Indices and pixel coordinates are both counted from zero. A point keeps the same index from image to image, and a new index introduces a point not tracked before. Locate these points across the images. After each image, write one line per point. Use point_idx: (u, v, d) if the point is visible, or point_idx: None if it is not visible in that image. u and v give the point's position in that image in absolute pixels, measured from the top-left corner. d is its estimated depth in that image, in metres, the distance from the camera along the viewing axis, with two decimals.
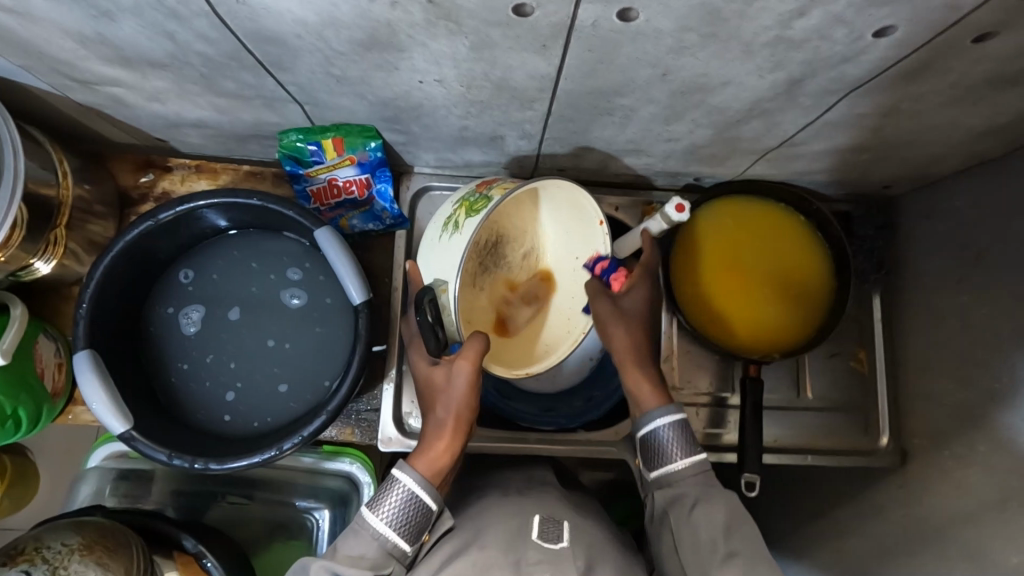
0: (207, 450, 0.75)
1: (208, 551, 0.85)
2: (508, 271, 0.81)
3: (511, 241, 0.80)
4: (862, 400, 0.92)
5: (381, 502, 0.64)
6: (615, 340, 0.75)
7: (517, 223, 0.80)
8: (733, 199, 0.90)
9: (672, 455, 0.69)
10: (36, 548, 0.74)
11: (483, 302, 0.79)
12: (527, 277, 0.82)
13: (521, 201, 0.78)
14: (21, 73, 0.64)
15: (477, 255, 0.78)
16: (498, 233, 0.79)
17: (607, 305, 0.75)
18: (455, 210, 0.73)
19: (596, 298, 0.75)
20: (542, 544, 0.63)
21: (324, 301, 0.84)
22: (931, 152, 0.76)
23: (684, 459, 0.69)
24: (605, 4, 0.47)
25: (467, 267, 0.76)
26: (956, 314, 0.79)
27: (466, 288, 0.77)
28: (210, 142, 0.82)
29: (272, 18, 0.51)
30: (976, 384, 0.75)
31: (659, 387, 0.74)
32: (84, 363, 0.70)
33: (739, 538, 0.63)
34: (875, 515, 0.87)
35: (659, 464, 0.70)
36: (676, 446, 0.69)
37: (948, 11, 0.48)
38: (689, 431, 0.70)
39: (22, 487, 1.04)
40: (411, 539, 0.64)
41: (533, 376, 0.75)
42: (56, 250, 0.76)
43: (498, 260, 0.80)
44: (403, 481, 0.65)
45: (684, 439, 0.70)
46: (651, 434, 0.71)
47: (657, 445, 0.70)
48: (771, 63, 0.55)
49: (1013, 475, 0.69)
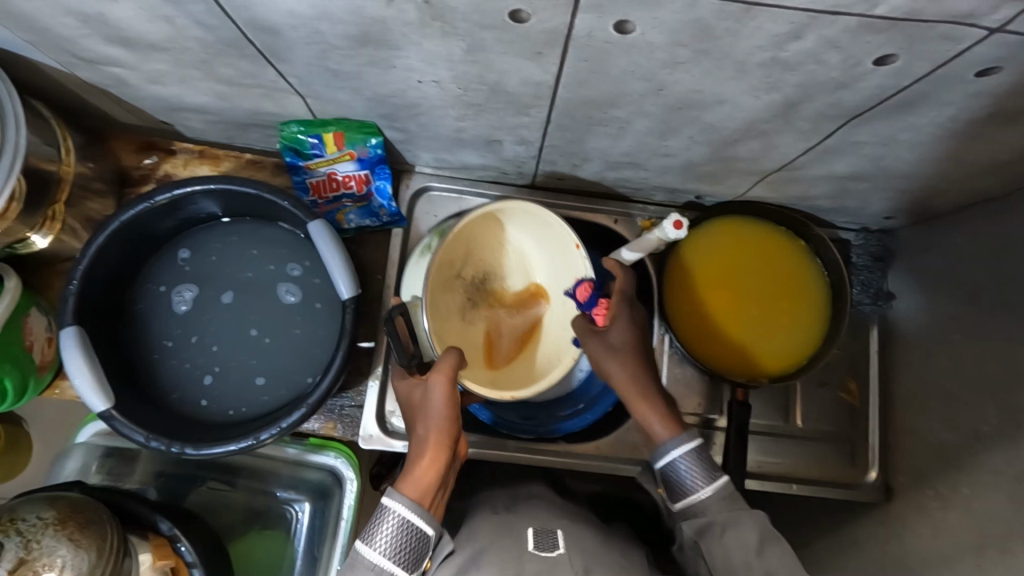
0: (180, 431, 0.75)
1: (182, 535, 0.85)
2: (497, 306, 0.85)
3: (498, 276, 0.85)
4: (851, 433, 0.91)
5: (375, 533, 0.63)
6: (614, 375, 0.74)
7: (502, 260, 0.85)
8: (732, 219, 0.89)
9: (694, 485, 0.66)
10: (9, 520, 0.74)
11: (473, 335, 0.83)
12: (520, 313, 0.85)
13: (502, 238, 0.84)
14: (26, 47, 0.65)
15: (464, 290, 0.83)
16: (484, 270, 0.84)
17: (596, 343, 0.75)
18: (433, 239, 0.84)
19: (587, 336, 0.76)
20: (539, 553, 0.62)
21: (313, 307, 0.83)
22: (933, 186, 0.75)
23: (709, 487, 0.65)
24: (598, 14, 0.46)
25: (452, 300, 0.82)
26: (948, 354, 0.78)
27: (452, 319, 0.82)
28: (212, 129, 0.83)
29: (266, 8, 0.51)
30: (963, 426, 0.74)
31: (669, 415, 0.71)
32: (70, 338, 0.71)
33: (773, 555, 0.61)
34: (850, 548, 0.85)
35: (683, 495, 0.67)
36: (696, 475, 0.66)
37: (947, 42, 0.47)
38: (706, 456, 0.67)
39: (18, 454, 1.06)
40: (409, 566, 0.63)
41: (518, 399, 0.75)
42: (53, 225, 0.77)
43: (487, 295, 0.85)
44: (393, 509, 0.63)
45: (704, 466, 0.67)
46: (669, 466, 0.68)
47: (678, 477, 0.67)
48: (767, 84, 0.55)
49: (992, 522, 0.67)
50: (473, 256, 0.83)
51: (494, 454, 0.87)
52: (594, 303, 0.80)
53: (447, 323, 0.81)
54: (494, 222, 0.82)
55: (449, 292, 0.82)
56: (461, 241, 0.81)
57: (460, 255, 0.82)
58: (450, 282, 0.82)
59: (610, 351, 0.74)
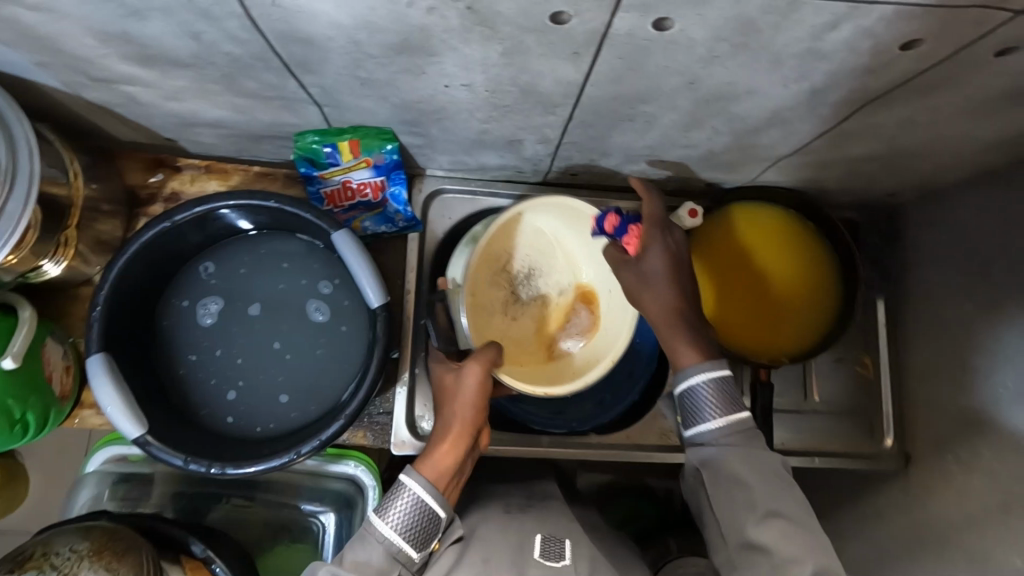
0: (217, 451, 0.75)
1: (216, 556, 0.82)
2: (542, 303, 0.85)
3: (544, 274, 0.86)
4: (866, 405, 0.94)
5: (388, 507, 0.63)
6: (648, 306, 0.73)
7: (547, 259, 0.86)
8: (746, 204, 0.91)
9: (708, 414, 0.68)
10: (43, 555, 0.72)
11: (514, 330, 0.84)
12: (566, 312, 0.85)
13: (547, 237, 0.86)
14: (34, 69, 0.63)
15: (507, 285, 0.85)
16: (529, 266, 0.85)
17: (629, 275, 0.74)
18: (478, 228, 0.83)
19: (618, 265, 0.75)
20: (544, 561, 0.64)
21: (338, 328, 0.83)
22: (938, 163, 0.78)
23: (721, 419, 0.67)
24: (642, 13, 0.47)
25: (495, 295, 0.83)
26: (958, 322, 0.81)
27: (493, 314, 0.83)
28: (222, 142, 0.81)
29: (306, 20, 0.51)
30: (978, 391, 0.77)
31: (699, 345, 0.71)
32: (97, 366, 0.70)
33: (778, 497, 0.63)
34: (876, 518, 0.89)
35: (696, 422, 0.69)
36: (714, 404, 0.68)
37: (976, 26, 0.49)
38: (728, 388, 0.68)
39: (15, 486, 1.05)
40: (418, 545, 0.63)
41: (552, 397, 0.74)
42: (66, 251, 0.75)
43: (532, 291, 0.85)
44: (409, 487, 0.64)
45: (723, 397, 0.68)
46: (688, 392, 0.69)
47: (694, 404, 0.69)
48: (797, 74, 0.56)
49: (1016, 479, 0.70)
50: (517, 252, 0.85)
51: (526, 449, 0.87)
52: (625, 230, 0.77)
53: (487, 315, 0.82)
54: (539, 223, 0.85)
55: (492, 285, 0.83)
56: (503, 237, 0.83)
57: (500, 248, 0.83)
58: (494, 276, 0.83)
59: (643, 281, 0.73)
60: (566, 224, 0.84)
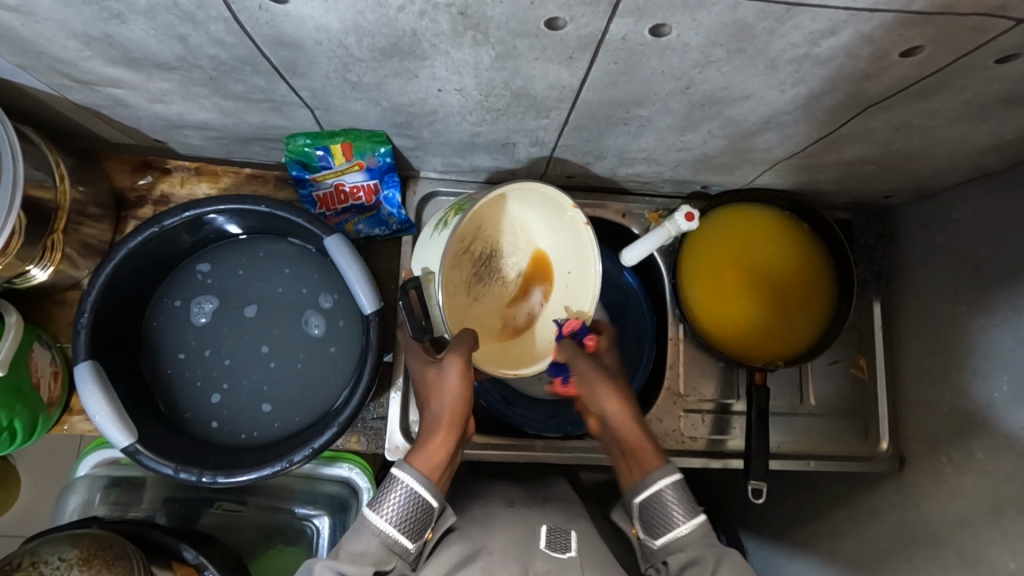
0: (206, 458, 0.74)
1: (208, 562, 0.81)
2: (501, 287, 0.82)
3: (504, 254, 0.82)
4: (860, 405, 0.94)
5: (382, 500, 0.62)
6: (601, 396, 0.74)
7: (512, 241, 0.82)
8: (740, 207, 0.91)
9: (674, 517, 0.65)
10: (32, 564, 0.71)
11: (477, 312, 0.80)
12: (523, 294, 0.82)
13: (516, 221, 0.81)
14: (18, 72, 0.61)
15: (472, 266, 0.80)
16: (492, 246, 0.81)
17: (588, 364, 0.76)
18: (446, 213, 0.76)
19: (575, 357, 0.76)
20: (551, 552, 0.62)
21: (330, 342, 0.82)
22: (935, 166, 0.77)
23: (689, 522, 0.64)
24: (637, 18, 0.47)
25: (459, 277, 0.78)
26: (953, 326, 0.81)
27: (458, 297, 0.78)
28: (210, 144, 0.80)
29: (293, 24, 0.49)
30: (973, 394, 0.77)
31: (656, 448, 0.71)
32: (86, 373, 0.69)
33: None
34: (869, 518, 0.88)
35: (665, 530, 0.65)
36: (679, 510, 0.65)
37: (975, 32, 0.48)
38: (688, 492, 0.67)
39: (3, 493, 1.04)
40: (414, 536, 0.62)
41: (520, 378, 0.75)
42: (53, 255, 0.74)
43: (493, 273, 0.81)
44: (403, 479, 0.63)
45: (686, 500, 0.66)
46: (652, 499, 0.66)
47: (659, 511, 0.66)
48: (794, 78, 0.56)
49: (1010, 483, 0.70)
50: (482, 233, 0.80)
51: (521, 455, 0.87)
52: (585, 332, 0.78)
53: (454, 298, 0.77)
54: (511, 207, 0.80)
55: (458, 268, 0.78)
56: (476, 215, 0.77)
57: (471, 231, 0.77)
58: (459, 256, 0.78)
59: (600, 373, 0.76)
60: (537, 208, 0.79)
